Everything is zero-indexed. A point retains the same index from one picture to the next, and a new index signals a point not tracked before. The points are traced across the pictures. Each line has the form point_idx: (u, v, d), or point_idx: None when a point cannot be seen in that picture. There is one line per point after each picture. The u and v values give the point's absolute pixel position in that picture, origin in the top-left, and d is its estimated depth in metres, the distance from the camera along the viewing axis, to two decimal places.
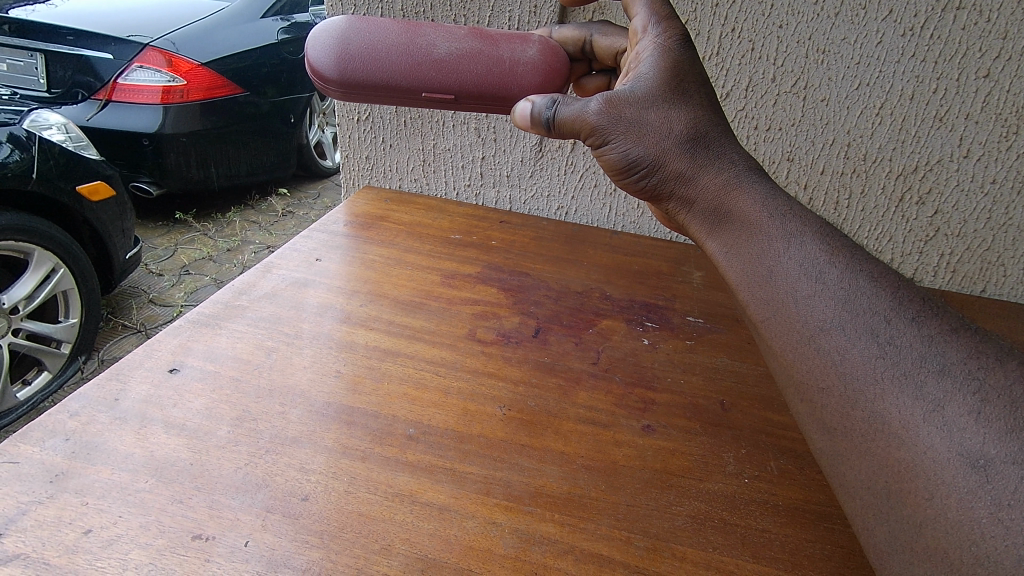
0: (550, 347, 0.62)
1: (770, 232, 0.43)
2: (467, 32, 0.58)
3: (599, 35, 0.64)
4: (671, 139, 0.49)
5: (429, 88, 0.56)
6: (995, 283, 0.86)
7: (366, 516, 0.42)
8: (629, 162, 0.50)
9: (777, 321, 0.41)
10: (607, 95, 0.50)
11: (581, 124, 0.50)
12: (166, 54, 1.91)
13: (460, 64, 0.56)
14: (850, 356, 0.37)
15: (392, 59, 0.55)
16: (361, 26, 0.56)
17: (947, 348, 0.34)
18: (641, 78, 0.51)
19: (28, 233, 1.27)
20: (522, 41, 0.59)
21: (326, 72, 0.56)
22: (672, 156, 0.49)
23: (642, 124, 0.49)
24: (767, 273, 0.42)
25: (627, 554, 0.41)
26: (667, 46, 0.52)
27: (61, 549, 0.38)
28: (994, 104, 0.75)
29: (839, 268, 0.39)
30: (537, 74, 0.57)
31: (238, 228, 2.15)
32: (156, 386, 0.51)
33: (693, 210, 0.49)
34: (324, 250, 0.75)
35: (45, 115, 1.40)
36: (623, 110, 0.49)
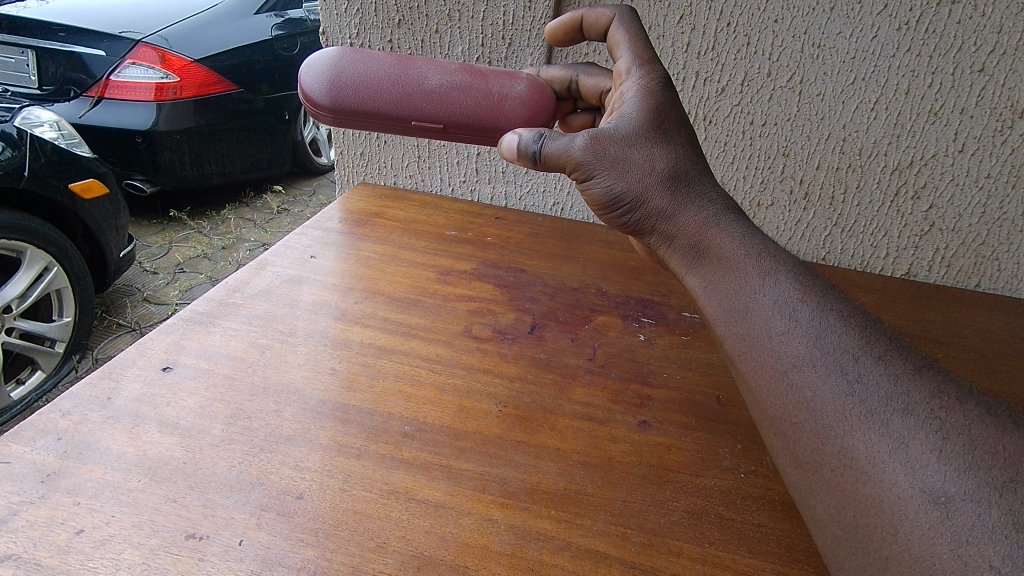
0: (546, 343, 0.62)
1: (746, 269, 0.43)
2: (457, 67, 0.58)
3: (584, 75, 0.65)
4: (653, 176, 0.48)
5: (418, 117, 0.56)
6: (989, 277, 0.86)
7: (362, 515, 0.42)
8: (612, 197, 0.50)
9: (752, 357, 0.41)
10: (592, 131, 0.50)
11: (567, 158, 0.50)
12: (158, 49, 1.88)
13: (449, 96, 0.56)
14: (820, 393, 0.36)
15: (383, 87, 0.55)
16: (354, 55, 0.56)
17: (911, 388, 0.34)
18: (625, 117, 0.51)
19: (22, 232, 1.26)
20: (510, 77, 0.59)
21: (317, 96, 0.55)
22: (654, 192, 0.48)
23: (625, 160, 0.49)
24: (742, 309, 0.42)
25: (622, 550, 0.41)
26: (650, 89, 0.52)
27: (53, 549, 0.37)
28: (989, 98, 0.75)
29: (810, 306, 0.39)
30: (524, 108, 0.57)
31: (233, 226, 2.14)
32: (150, 384, 0.51)
33: (673, 246, 0.48)
34: (319, 247, 0.74)
35: (37, 112, 1.39)
36: (607, 147, 0.49)
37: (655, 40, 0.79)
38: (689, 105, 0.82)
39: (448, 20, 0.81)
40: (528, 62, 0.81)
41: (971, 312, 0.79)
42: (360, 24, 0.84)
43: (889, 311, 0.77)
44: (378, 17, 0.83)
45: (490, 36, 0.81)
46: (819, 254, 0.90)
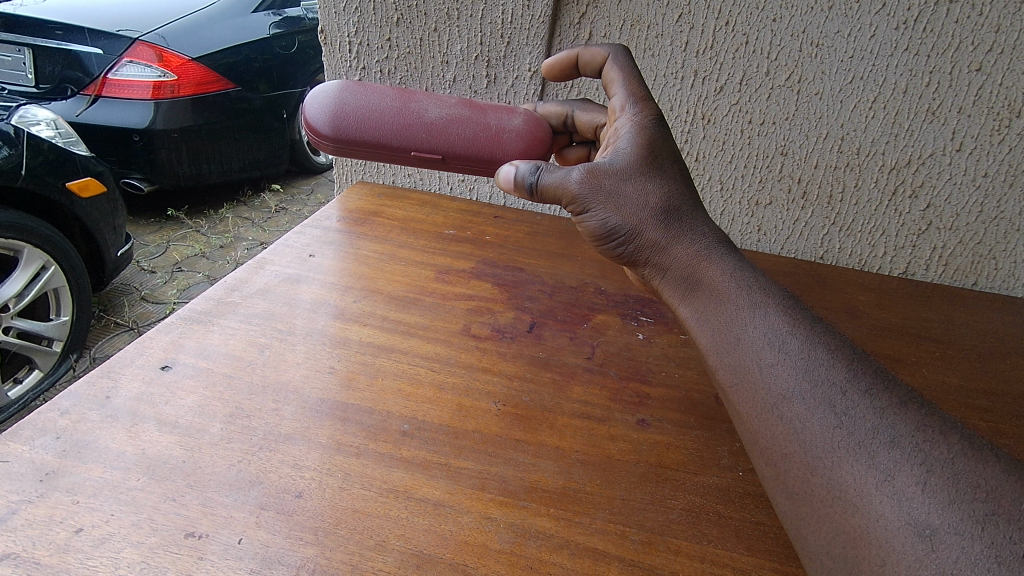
0: (544, 342, 0.62)
1: (737, 301, 0.42)
2: (457, 101, 0.58)
3: (580, 111, 0.65)
4: (647, 210, 0.48)
5: (417, 147, 0.56)
6: (986, 276, 0.87)
7: (361, 513, 0.42)
8: (608, 230, 0.49)
9: (743, 389, 0.40)
10: (588, 165, 0.49)
11: (564, 192, 0.49)
12: (156, 49, 1.88)
13: (448, 128, 0.56)
14: (809, 425, 0.36)
15: (383, 118, 0.55)
16: (357, 87, 0.56)
17: (897, 421, 0.34)
18: (620, 153, 0.51)
19: (19, 231, 1.26)
20: (508, 111, 0.59)
21: (320, 126, 0.54)
22: (647, 226, 0.48)
23: (620, 194, 0.49)
24: (733, 341, 0.41)
25: (622, 548, 0.41)
26: (643, 125, 0.53)
27: (52, 548, 0.37)
28: (987, 98, 0.75)
29: (800, 338, 0.39)
30: (521, 141, 0.57)
31: (231, 225, 2.13)
32: (148, 383, 0.51)
33: (665, 277, 0.48)
34: (317, 246, 0.74)
35: (33, 111, 1.39)
36: (603, 181, 0.49)
37: (653, 39, 0.79)
38: (687, 104, 0.83)
39: (447, 19, 0.81)
40: (527, 61, 0.81)
41: (968, 311, 0.79)
42: (358, 22, 0.84)
43: (886, 311, 0.77)
44: (376, 16, 0.83)
45: (489, 35, 0.81)
46: (817, 253, 0.90)
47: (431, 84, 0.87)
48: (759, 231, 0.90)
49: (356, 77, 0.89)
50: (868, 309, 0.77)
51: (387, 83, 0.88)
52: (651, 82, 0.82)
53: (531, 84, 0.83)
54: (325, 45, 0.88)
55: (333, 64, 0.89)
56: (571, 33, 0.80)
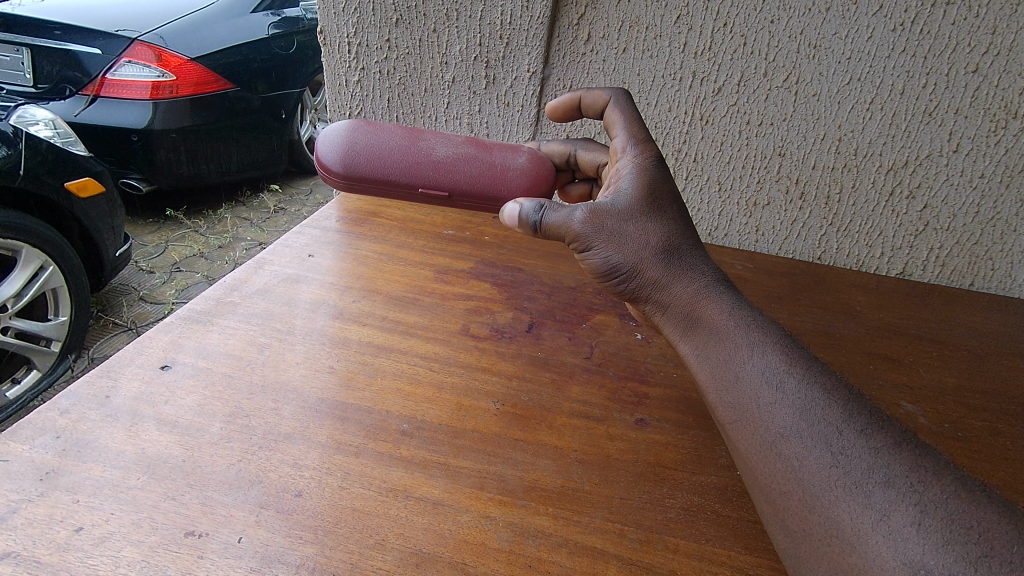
0: (543, 342, 0.62)
1: (735, 339, 0.42)
2: (464, 140, 0.59)
3: (582, 150, 0.64)
4: (648, 250, 0.47)
5: (425, 184, 0.56)
6: (983, 277, 0.87)
7: (361, 511, 0.42)
8: (609, 268, 0.48)
9: (743, 426, 0.39)
10: (591, 204, 0.48)
11: (566, 231, 0.47)
12: (155, 49, 1.90)
13: (455, 166, 0.56)
14: (807, 463, 0.35)
15: (393, 157, 0.56)
16: (368, 127, 0.57)
17: (892, 461, 0.33)
18: (621, 194, 0.49)
19: (18, 231, 1.26)
20: (512, 148, 0.59)
21: (331, 164, 0.56)
22: (648, 264, 0.47)
23: (622, 233, 0.47)
24: (731, 378, 0.41)
25: (620, 547, 0.42)
26: (644, 167, 0.51)
27: (52, 546, 0.37)
28: (983, 99, 0.76)
29: (795, 377, 0.38)
30: (525, 179, 0.57)
31: (229, 226, 2.13)
32: (148, 382, 0.51)
33: (664, 314, 0.47)
34: (317, 246, 0.74)
35: (31, 111, 1.39)
36: (606, 221, 0.47)
37: (652, 40, 0.79)
38: (686, 105, 0.83)
39: (446, 20, 0.81)
40: (526, 62, 0.82)
41: (964, 312, 0.80)
42: (358, 23, 0.84)
43: (883, 311, 0.78)
44: (375, 16, 0.83)
45: (488, 35, 0.81)
46: (815, 253, 0.91)
47: (431, 85, 0.87)
48: (758, 232, 0.91)
49: (356, 77, 0.89)
50: (865, 309, 0.78)
51: (386, 84, 0.88)
52: (650, 83, 0.82)
53: (530, 85, 0.83)
54: (324, 45, 0.88)
55: (333, 64, 0.89)
56: (569, 35, 0.81)
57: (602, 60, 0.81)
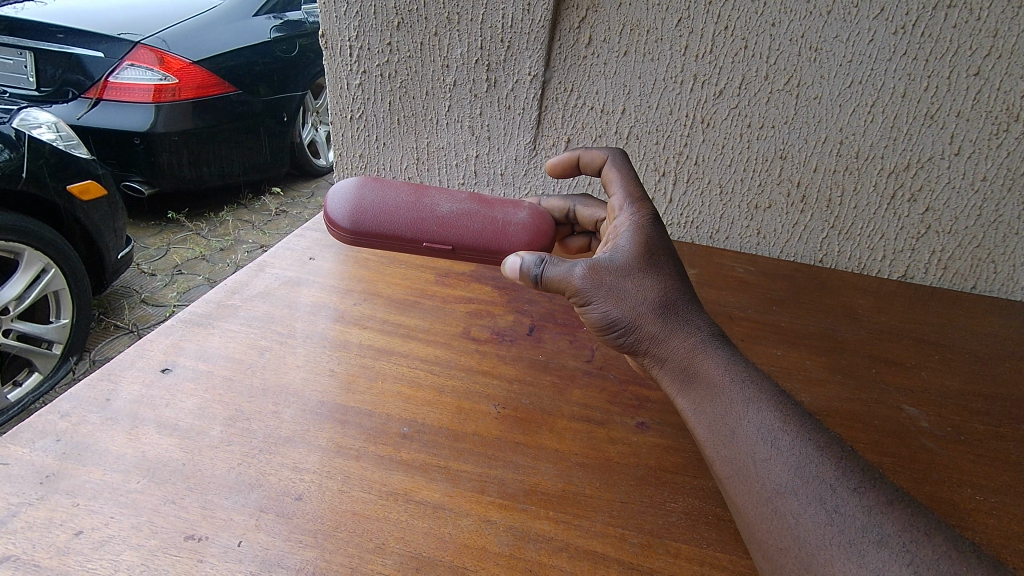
0: (544, 345, 0.62)
1: (730, 394, 0.40)
2: (466, 196, 0.58)
3: (582, 206, 0.63)
4: (645, 305, 0.45)
5: (429, 240, 0.55)
6: (986, 280, 0.87)
7: (360, 515, 0.42)
8: (608, 322, 0.45)
9: (739, 482, 0.38)
10: (591, 259, 0.46)
11: (567, 286, 0.46)
12: (156, 52, 1.88)
13: (459, 222, 0.55)
14: (803, 522, 0.34)
15: (398, 212, 0.54)
16: (374, 184, 0.56)
17: (885, 520, 0.33)
18: (620, 251, 0.47)
19: (21, 233, 1.26)
20: (513, 205, 0.59)
21: (339, 219, 0.54)
22: (645, 318, 0.44)
23: (621, 288, 0.45)
24: (727, 433, 0.39)
25: (621, 550, 0.41)
26: (642, 225, 0.49)
27: (52, 550, 0.37)
28: (985, 102, 0.76)
29: (791, 434, 0.37)
30: (527, 234, 0.57)
31: (231, 228, 2.14)
32: (148, 386, 0.51)
33: (662, 367, 0.44)
34: (318, 249, 0.75)
35: (34, 114, 1.39)
36: (605, 276, 0.45)
37: (653, 43, 0.79)
38: (686, 108, 0.82)
39: (447, 23, 0.81)
40: (527, 65, 0.82)
41: (967, 316, 0.79)
42: (359, 26, 0.84)
43: (884, 314, 0.78)
44: (377, 20, 0.83)
45: (489, 39, 0.81)
46: (816, 256, 0.90)
47: (432, 88, 0.87)
48: (759, 234, 0.90)
49: (357, 80, 0.89)
50: (867, 311, 0.78)
51: (387, 87, 0.88)
52: (651, 86, 0.82)
53: (531, 88, 0.83)
54: (325, 49, 0.88)
55: (334, 66, 0.89)
56: (571, 38, 0.81)
57: (603, 63, 0.81)
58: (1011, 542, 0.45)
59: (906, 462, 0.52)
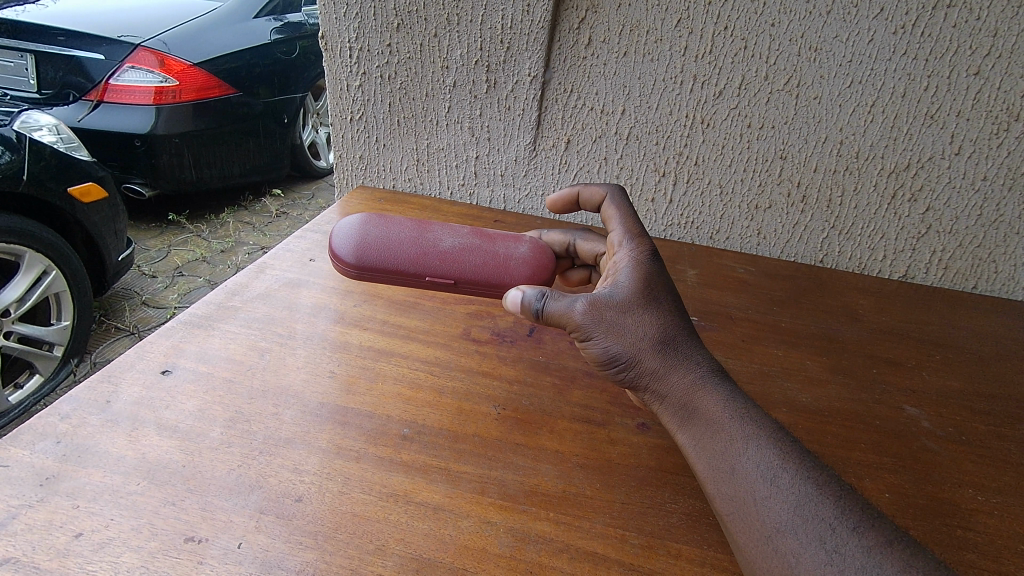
0: (545, 346, 0.62)
1: (730, 431, 0.39)
2: (468, 232, 0.58)
3: (582, 240, 0.62)
4: (646, 341, 0.44)
5: (432, 273, 0.54)
6: (986, 280, 0.87)
7: (361, 517, 0.42)
8: (609, 357, 0.45)
9: (740, 519, 0.37)
10: (592, 294, 0.45)
11: (567, 322, 0.45)
12: (158, 54, 1.88)
13: (461, 256, 0.54)
14: (803, 562, 0.34)
15: (402, 247, 0.54)
16: (379, 221, 0.56)
17: (885, 562, 0.32)
18: (619, 286, 0.46)
19: (20, 235, 1.26)
20: (515, 239, 0.58)
21: (343, 254, 0.53)
22: (646, 353, 0.44)
23: (622, 324, 0.44)
24: (728, 469, 0.39)
25: (622, 552, 0.41)
26: (642, 260, 0.48)
27: (52, 552, 0.37)
28: (985, 101, 0.76)
29: (790, 472, 0.37)
30: (528, 268, 0.56)
31: (232, 230, 2.14)
32: (148, 388, 0.51)
33: (662, 404, 0.44)
34: (318, 250, 0.75)
35: (35, 117, 1.39)
36: (606, 311, 0.44)
37: (653, 44, 0.79)
38: (686, 108, 0.82)
39: (447, 24, 0.82)
40: (526, 66, 0.82)
41: (969, 315, 0.80)
42: (359, 27, 0.84)
43: (886, 314, 0.78)
44: (376, 21, 0.83)
45: (489, 40, 0.81)
46: (817, 256, 0.90)
47: (432, 89, 0.87)
48: (760, 235, 0.90)
49: (356, 82, 0.89)
50: (867, 311, 0.78)
51: (388, 88, 0.88)
52: (651, 86, 0.82)
53: (531, 89, 0.84)
54: (325, 50, 0.88)
55: (334, 68, 0.89)
56: (570, 39, 0.81)
57: (603, 63, 0.81)
58: (1012, 542, 0.45)
59: (907, 462, 0.52)
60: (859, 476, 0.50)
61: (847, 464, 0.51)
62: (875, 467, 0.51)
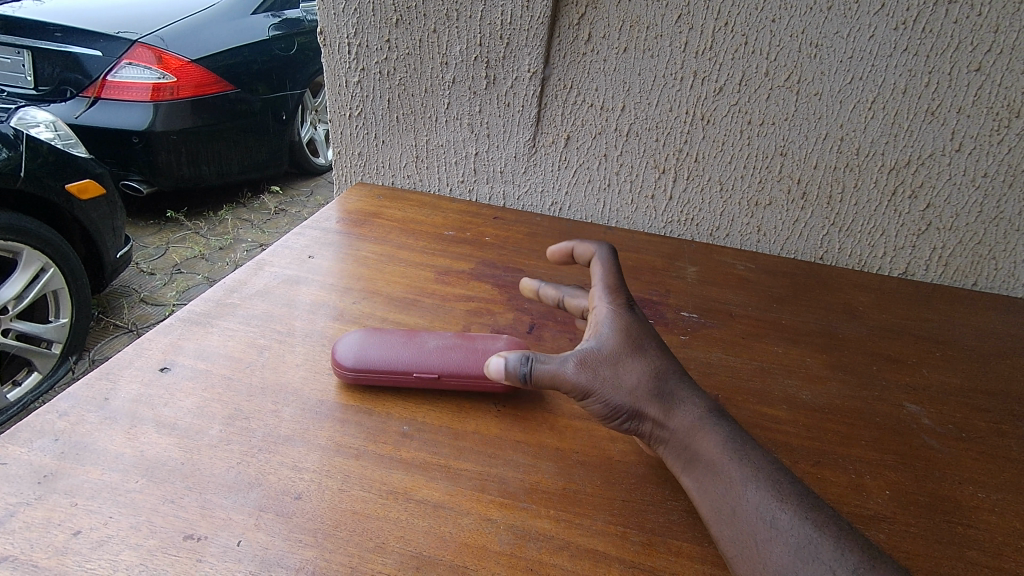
0: (545, 343, 0.62)
1: (730, 473, 0.40)
2: (453, 334, 0.57)
3: (570, 296, 0.55)
4: (642, 388, 0.43)
5: (416, 368, 0.52)
6: (986, 277, 0.87)
7: (361, 515, 0.42)
8: (610, 409, 0.44)
9: (745, 562, 0.37)
10: (579, 353, 0.44)
11: (560, 383, 0.44)
12: (155, 50, 1.87)
13: (443, 353, 0.53)
14: None
15: (389, 350, 0.53)
16: (371, 334, 0.56)
17: None
18: (606, 337, 0.46)
19: (18, 232, 1.25)
20: (496, 336, 0.56)
21: (344, 357, 0.53)
22: (644, 400, 0.43)
23: (616, 376, 0.44)
24: (730, 511, 0.39)
25: (622, 549, 0.41)
26: (623, 307, 0.48)
27: (51, 550, 0.37)
28: (985, 98, 0.75)
29: (790, 513, 0.37)
30: (507, 356, 0.53)
31: (230, 227, 2.14)
32: (147, 385, 0.51)
33: (666, 448, 0.43)
34: (317, 247, 0.75)
35: (32, 113, 1.38)
36: (597, 367, 0.44)
37: (653, 40, 0.79)
38: (687, 105, 0.82)
39: (446, 20, 0.81)
40: (526, 62, 0.82)
41: (968, 312, 0.80)
42: (357, 23, 0.84)
43: (886, 310, 0.78)
44: (376, 17, 0.83)
45: (488, 35, 0.81)
46: (816, 253, 0.90)
47: (431, 85, 0.86)
48: (759, 232, 0.90)
49: (355, 78, 0.89)
50: (867, 308, 0.78)
51: (387, 84, 0.88)
52: (651, 82, 0.81)
53: (531, 85, 0.83)
54: (324, 46, 0.88)
55: (333, 64, 0.89)
56: (570, 34, 0.80)
57: (603, 59, 0.81)
58: (1012, 538, 0.45)
59: (906, 459, 0.52)
60: (859, 473, 0.50)
61: (847, 461, 0.51)
62: (875, 464, 0.51)
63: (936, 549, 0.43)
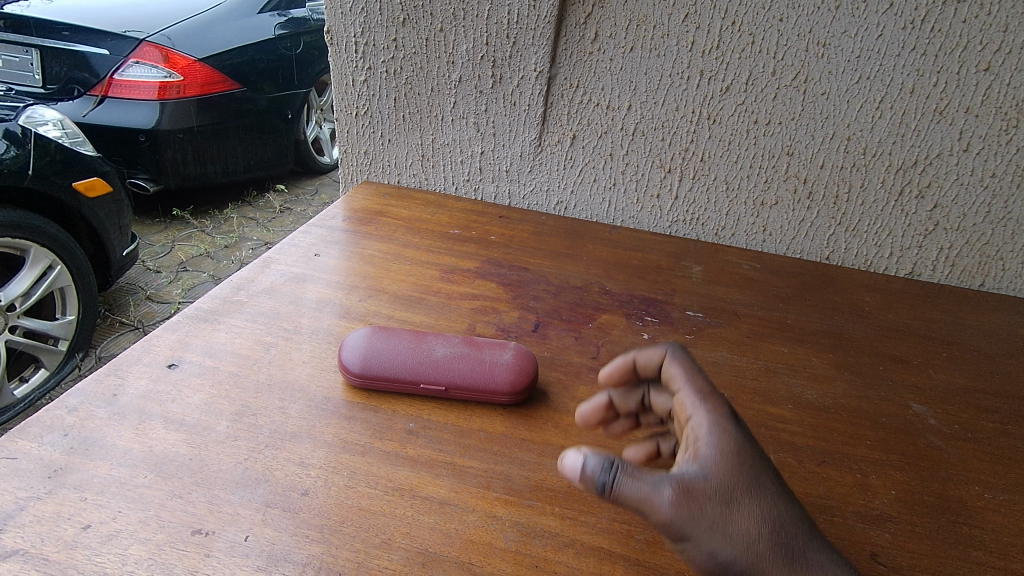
0: (550, 342, 0.62)
1: None
2: (460, 339, 0.56)
3: (655, 391, 0.46)
4: (765, 544, 0.33)
5: (422, 379, 0.52)
6: (994, 278, 0.86)
7: (367, 511, 0.42)
8: (716, 564, 0.34)
9: None
10: (677, 479, 0.34)
11: (650, 515, 0.33)
12: (163, 49, 1.90)
13: (449, 364, 0.53)
14: None
15: (397, 358, 0.53)
16: (381, 334, 0.55)
17: None
18: (712, 463, 0.35)
19: (27, 231, 1.27)
20: (502, 345, 0.56)
21: (349, 363, 0.53)
22: (770, 562, 0.33)
23: (728, 522, 0.33)
24: None
25: (628, 547, 0.41)
26: (729, 424, 0.37)
27: (60, 544, 0.37)
28: (993, 98, 0.75)
29: None
30: (511, 374, 0.53)
31: (236, 225, 2.14)
32: (155, 381, 0.51)
33: None
34: (323, 245, 0.75)
35: (40, 111, 1.39)
36: (701, 503, 0.33)
37: (659, 39, 0.79)
38: (693, 104, 0.82)
39: (453, 19, 0.82)
40: (532, 61, 0.82)
41: (975, 312, 0.79)
42: (364, 22, 0.84)
43: (893, 311, 0.77)
44: (382, 16, 0.83)
45: (494, 34, 0.81)
46: (823, 254, 0.90)
47: (437, 84, 0.87)
48: (765, 232, 0.90)
49: (362, 77, 0.89)
50: (874, 309, 0.77)
51: (393, 83, 0.88)
52: (657, 81, 0.81)
53: (537, 84, 0.83)
54: (330, 45, 0.88)
55: (339, 63, 0.89)
56: (576, 33, 0.80)
57: (609, 58, 0.81)
58: (1019, 539, 0.45)
59: (913, 460, 0.52)
60: (865, 473, 0.50)
61: (853, 461, 0.51)
62: (881, 464, 0.51)
63: (944, 549, 0.43)
